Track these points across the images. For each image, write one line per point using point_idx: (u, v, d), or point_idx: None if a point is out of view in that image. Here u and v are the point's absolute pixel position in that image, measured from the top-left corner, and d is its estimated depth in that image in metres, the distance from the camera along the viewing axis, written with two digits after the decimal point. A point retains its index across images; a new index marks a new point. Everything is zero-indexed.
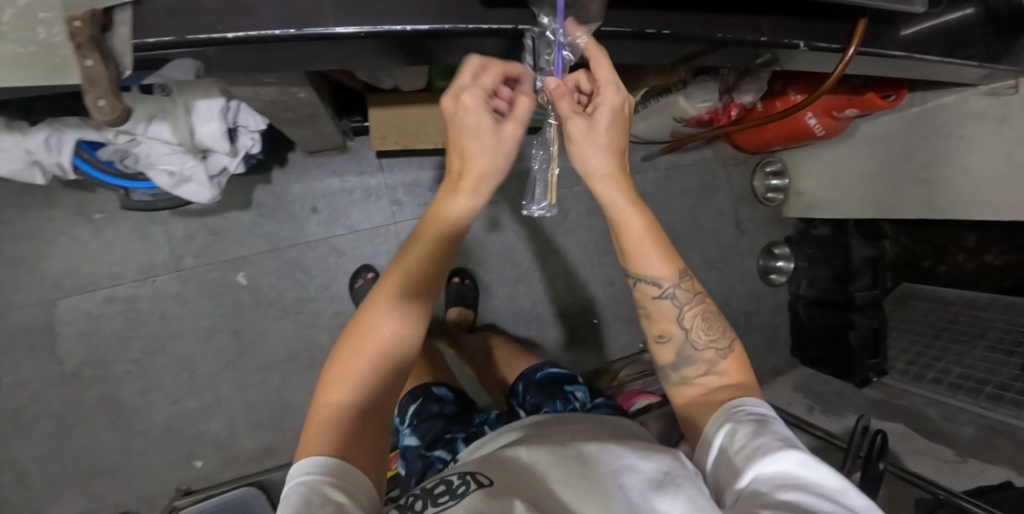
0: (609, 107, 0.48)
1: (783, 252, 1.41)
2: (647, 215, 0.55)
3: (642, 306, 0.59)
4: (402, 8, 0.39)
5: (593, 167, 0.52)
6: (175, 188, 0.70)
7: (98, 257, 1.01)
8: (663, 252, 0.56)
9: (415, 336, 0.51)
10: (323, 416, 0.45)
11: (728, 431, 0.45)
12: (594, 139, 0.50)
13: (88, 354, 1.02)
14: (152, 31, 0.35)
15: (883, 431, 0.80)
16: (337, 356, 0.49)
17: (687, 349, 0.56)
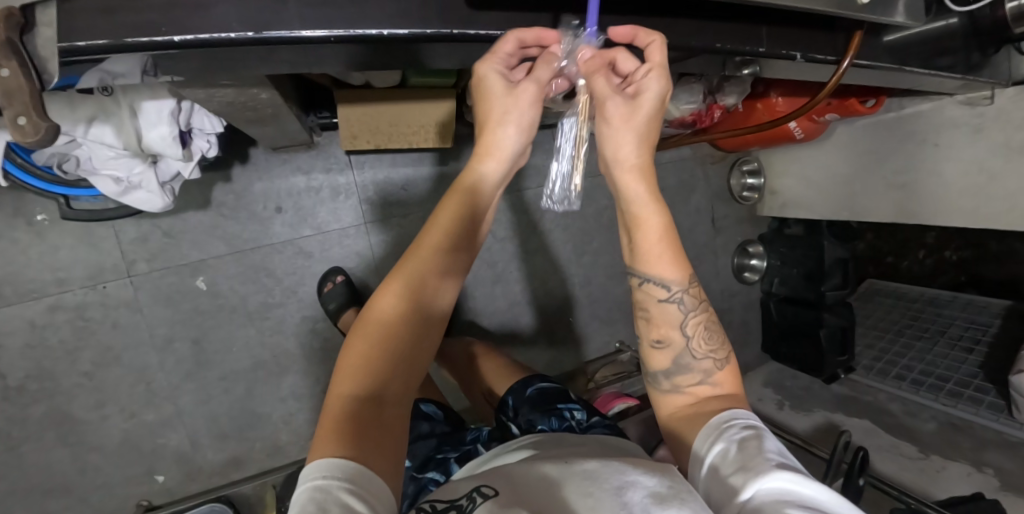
0: (651, 98, 0.47)
1: (757, 250, 1.43)
2: (665, 212, 0.53)
3: (642, 308, 0.56)
4: (378, 11, 0.35)
5: (625, 156, 0.51)
6: (122, 196, 0.65)
7: (41, 263, 0.93)
8: (674, 255, 0.54)
9: (434, 328, 0.49)
10: (335, 409, 0.42)
11: (722, 448, 0.44)
12: (629, 125, 0.49)
13: (32, 366, 0.94)
14: (82, 33, 0.31)
15: (864, 447, 0.81)
16: (351, 345, 0.47)
17: (685, 357, 0.54)
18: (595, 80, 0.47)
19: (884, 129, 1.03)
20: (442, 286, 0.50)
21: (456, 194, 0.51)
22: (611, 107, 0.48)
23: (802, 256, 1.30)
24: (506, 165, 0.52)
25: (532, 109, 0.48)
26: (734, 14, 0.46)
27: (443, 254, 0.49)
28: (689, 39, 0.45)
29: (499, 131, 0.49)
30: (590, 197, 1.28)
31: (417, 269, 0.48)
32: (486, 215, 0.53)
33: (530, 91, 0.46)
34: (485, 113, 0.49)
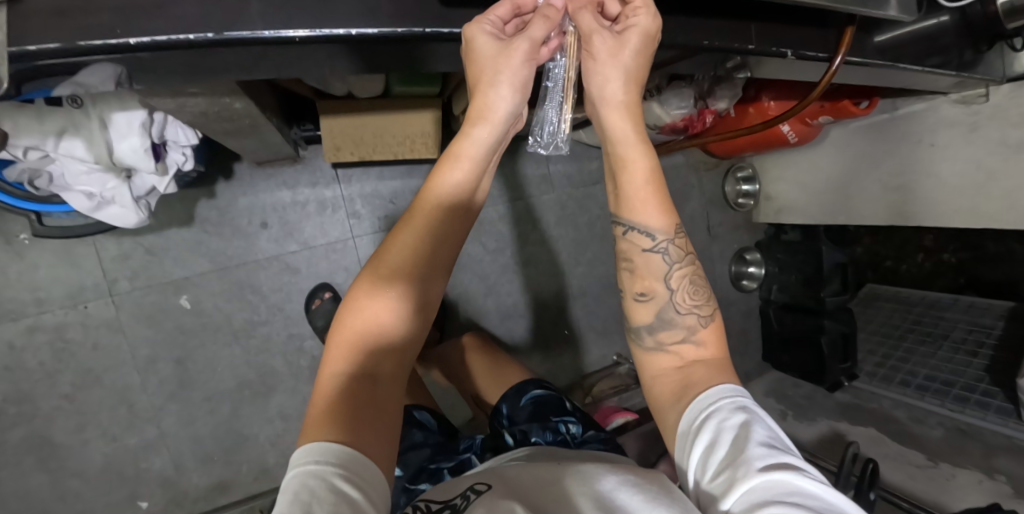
0: (639, 32, 0.41)
1: (754, 258, 1.41)
2: (653, 155, 0.49)
3: (625, 260, 0.52)
4: (346, 8, 0.34)
5: (611, 93, 0.48)
6: (95, 212, 0.63)
7: (19, 282, 0.90)
8: (660, 201, 0.51)
9: (429, 293, 0.47)
10: (328, 388, 0.40)
11: (708, 437, 0.38)
12: (618, 61, 0.44)
13: (10, 389, 0.91)
14: (30, 35, 0.30)
15: (873, 458, 0.79)
16: (342, 318, 0.44)
17: (668, 311, 0.51)
18: (584, 17, 0.44)
19: (878, 130, 1.03)
20: (439, 256, 0.47)
21: (453, 160, 0.47)
22: (600, 42, 0.44)
23: (801, 262, 1.29)
24: (501, 130, 0.48)
25: (524, 67, 0.44)
26: (722, 11, 0.45)
27: (438, 218, 0.46)
28: (673, 36, 0.44)
29: (491, 91, 0.45)
30: (583, 207, 1.26)
31: (405, 241, 0.45)
32: (484, 178, 0.51)
33: (523, 49, 0.42)
34: (474, 76, 0.44)
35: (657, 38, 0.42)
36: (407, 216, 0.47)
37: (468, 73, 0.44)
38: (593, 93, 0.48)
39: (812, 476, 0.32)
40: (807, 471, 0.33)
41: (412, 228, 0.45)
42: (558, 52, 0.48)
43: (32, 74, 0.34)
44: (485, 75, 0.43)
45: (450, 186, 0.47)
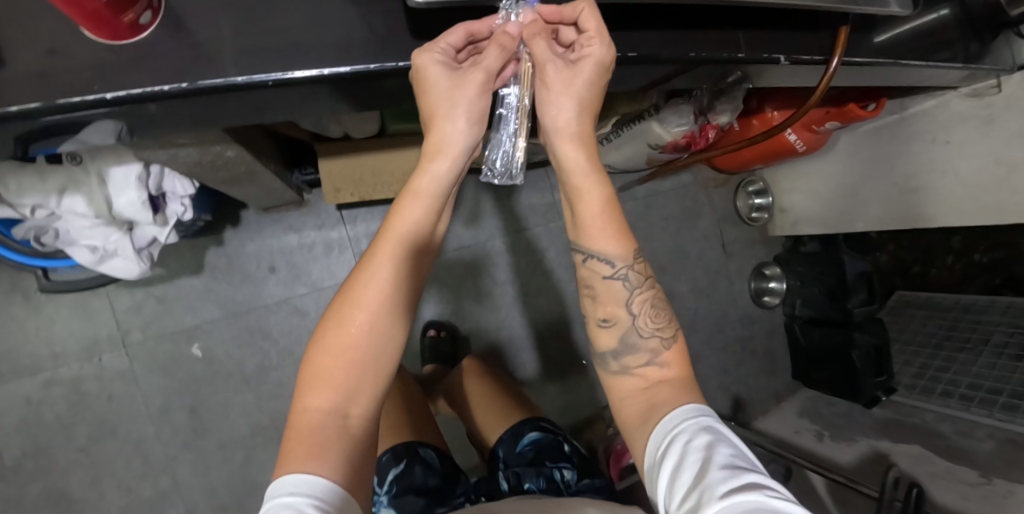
0: (594, 62, 0.39)
1: (774, 272, 1.36)
2: (608, 183, 0.47)
3: (586, 285, 0.50)
4: (317, 48, 0.35)
5: (563, 122, 0.45)
6: (99, 264, 0.64)
7: (36, 337, 0.92)
8: (616, 227, 0.48)
9: (399, 325, 0.44)
10: (303, 423, 0.39)
11: (675, 464, 0.36)
12: (572, 89, 0.42)
13: (28, 444, 0.91)
14: (16, 98, 0.31)
15: (917, 482, 0.70)
16: (311, 356, 0.42)
17: (631, 336, 0.48)
18: (537, 45, 0.40)
19: (889, 131, 1.00)
20: (408, 288, 0.45)
21: (411, 196, 0.45)
22: (552, 71, 0.42)
23: (822, 274, 1.23)
24: (460, 163, 0.46)
25: (481, 98, 0.42)
26: (704, 22, 0.44)
27: (399, 253, 0.43)
28: (658, 50, 0.42)
29: (448, 124, 0.43)
30: None
31: (369, 276, 0.43)
32: (446, 207, 0.48)
33: (478, 81, 0.40)
34: (428, 108, 0.41)
35: (612, 67, 0.40)
36: (368, 253, 0.44)
37: (422, 105, 0.41)
38: (546, 123, 0.46)
39: (776, 493, 0.29)
40: (771, 489, 0.30)
41: (378, 261, 0.43)
42: (513, 80, 0.45)
43: (32, 135, 0.36)
44: (440, 106, 0.41)
45: (409, 218, 0.44)
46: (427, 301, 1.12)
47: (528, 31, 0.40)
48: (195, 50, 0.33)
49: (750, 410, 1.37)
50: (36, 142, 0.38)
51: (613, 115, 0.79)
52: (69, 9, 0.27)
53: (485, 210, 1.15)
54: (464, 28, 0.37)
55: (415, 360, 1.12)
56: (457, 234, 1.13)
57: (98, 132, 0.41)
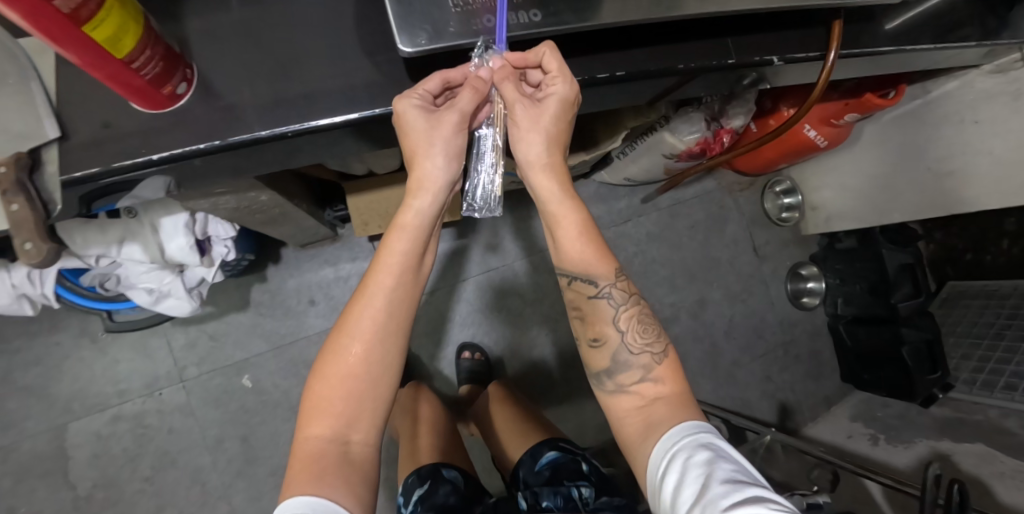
0: (558, 100, 0.41)
1: (811, 272, 1.32)
2: (584, 208, 0.48)
3: (574, 307, 0.51)
4: (331, 100, 0.39)
5: (535, 154, 0.46)
6: (156, 304, 0.70)
7: (104, 376, 1.01)
8: (595, 248, 0.49)
9: (395, 352, 0.46)
10: (306, 452, 0.42)
11: (677, 480, 0.37)
12: (539, 126, 0.44)
13: (100, 475, 0.99)
14: (79, 165, 0.37)
15: (958, 480, 0.56)
16: (312, 387, 0.45)
17: (621, 354, 0.49)
18: (505, 87, 0.41)
19: (914, 117, 0.96)
20: (402, 317, 0.46)
21: (398, 232, 0.46)
22: (521, 112, 0.43)
23: (862, 269, 1.17)
24: (441, 198, 0.46)
25: (457, 136, 0.43)
26: (692, 36, 0.46)
27: (389, 287, 0.45)
28: (646, 65, 0.44)
29: (427, 162, 0.43)
30: (616, 246, 1.23)
31: (361, 311, 0.45)
32: (432, 242, 0.49)
33: (452, 121, 0.41)
34: (408, 148, 0.42)
35: (576, 103, 0.42)
36: (360, 287, 0.46)
37: (404, 144, 0.42)
38: (518, 157, 0.47)
39: (777, 505, 0.30)
40: (772, 501, 0.31)
41: (368, 296, 0.45)
42: (487, 122, 0.47)
43: (103, 195, 0.42)
44: (417, 150, 0.42)
45: (392, 252, 0.45)
46: (458, 325, 1.15)
47: (498, 76, 0.40)
48: (225, 110, 0.38)
49: (799, 418, 1.31)
50: (100, 200, 0.45)
51: (620, 130, 0.79)
52: (120, 88, 0.33)
53: (504, 233, 1.17)
54: (440, 75, 0.39)
55: (451, 383, 1.15)
56: (481, 260, 1.16)
57: (150, 189, 0.47)
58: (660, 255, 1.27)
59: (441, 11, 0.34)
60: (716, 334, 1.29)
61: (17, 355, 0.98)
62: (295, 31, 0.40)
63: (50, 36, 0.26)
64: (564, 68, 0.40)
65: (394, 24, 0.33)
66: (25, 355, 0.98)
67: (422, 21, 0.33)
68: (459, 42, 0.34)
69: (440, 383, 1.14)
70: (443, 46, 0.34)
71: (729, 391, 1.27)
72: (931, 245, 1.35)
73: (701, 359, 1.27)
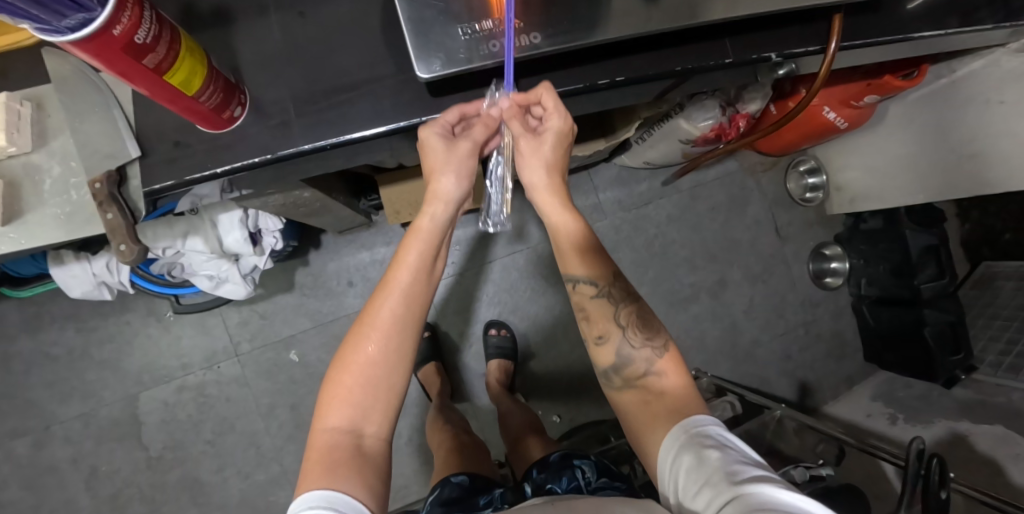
0: (554, 131, 0.49)
1: (835, 252, 1.30)
2: (581, 219, 0.55)
3: (579, 308, 0.57)
4: (362, 118, 0.44)
5: (531, 179, 0.54)
6: (216, 288, 0.79)
7: (169, 351, 1.13)
8: (590, 253, 0.55)
9: (408, 347, 0.49)
10: (322, 443, 0.45)
11: (691, 462, 0.41)
12: (539, 154, 0.52)
13: (168, 438, 1.12)
14: (156, 179, 0.44)
15: (939, 454, 0.57)
16: (331, 377, 0.48)
17: (624, 349, 0.53)
18: (511, 122, 0.48)
19: (940, 98, 0.94)
20: (415, 314, 0.50)
21: (414, 235, 0.51)
22: (522, 142, 0.51)
23: (885, 251, 1.16)
24: (453, 209, 0.53)
25: (469, 159, 0.50)
26: (689, 38, 0.49)
27: (408, 284, 0.50)
28: (645, 70, 0.47)
29: (441, 179, 0.50)
30: (637, 228, 1.26)
31: (378, 306, 0.49)
32: (444, 248, 0.54)
33: (466, 148, 0.48)
34: (427, 165, 0.49)
35: (570, 133, 0.51)
36: (378, 286, 0.50)
37: (423, 162, 0.49)
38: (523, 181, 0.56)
39: (785, 483, 0.35)
40: (777, 480, 0.36)
41: (388, 292, 0.49)
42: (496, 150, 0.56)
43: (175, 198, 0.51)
44: (434, 168, 0.49)
45: (411, 254, 0.50)
46: (486, 304, 1.22)
47: (507, 114, 0.47)
48: (275, 129, 0.44)
49: (819, 396, 1.32)
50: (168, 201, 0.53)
51: (635, 120, 0.82)
52: (188, 113, 0.39)
53: (528, 216, 1.22)
54: (458, 110, 0.47)
55: (479, 359, 1.22)
56: (505, 242, 1.22)
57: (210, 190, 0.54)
58: (680, 237, 1.28)
59: (452, 39, 0.38)
60: (736, 314, 1.31)
61: (95, 332, 1.11)
62: (333, 59, 0.45)
63: (125, 75, 0.32)
64: (561, 106, 0.47)
65: (413, 53, 0.38)
66: (101, 332, 1.11)
67: (437, 51, 0.38)
68: (470, 66, 0.39)
69: (469, 359, 1.21)
70: (455, 70, 0.39)
71: (749, 370, 1.30)
72: (967, 224, 1.32)
73: (721, 338, 1.29)
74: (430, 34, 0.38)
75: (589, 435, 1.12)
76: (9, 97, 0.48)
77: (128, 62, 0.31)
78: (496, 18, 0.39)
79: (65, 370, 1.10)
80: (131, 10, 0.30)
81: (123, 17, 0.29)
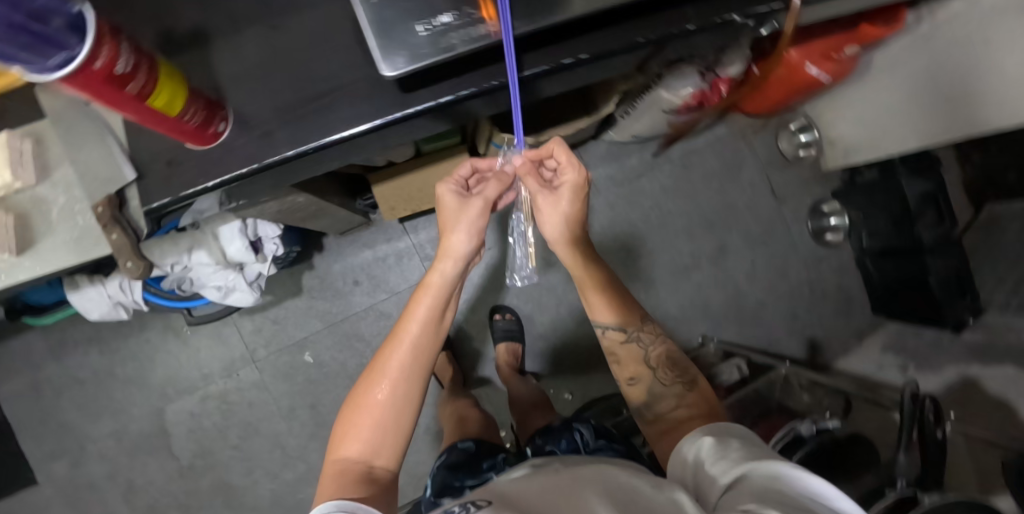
0: (570, 184, 0.57)
1: (834, 208, 1.29)
2: (609, 272, 0.64)
3: (612, 353, 0.64)
4: (341, 118, 0.45)
5: (552, 234, 0.61)
6: (225, 298, 0.82)
7: (189, 363, 1.17)
8: (616, 301, 0.63)
9: (416, 391, 0.51)
10: (334, 471, 0.47)
11: (707, 444, 0.44)
12: (559, 209, 0.59)
13: (197, 447, 1.16)
14: (154, 197, 0.46)
15: (932, 396, 0.59)
16: (344, 416, 0.50)
17: (654, 386, 0.59)
18: (526, 179, 0.59)
19: (922, 42, 0.91)
20: (425, 362, 0.52)
21: (424, 290, 0.54)
22: (540, 198, 0.59)
23: (884, 203, 1.14)
24: (462, 265, 0.56)
25: (481, 218, 0.57)
26: (650, 10, 0.49)
27: (417, 334, 0.52)
28: (608, 45, 0.48)
29: (453, 237, 0.56)
30: (633, 202, 1.27)
31: (388, 356, 0.51)
32: (454, 302, 0.57)
33: (478, 206, 0.57)
34: (443, 225, 0.57)
35: (585, 186, 0.58)
36: (388, 338, 0.53)
37: (440, 220, 0.58)
38: (546, 235, 0.62)
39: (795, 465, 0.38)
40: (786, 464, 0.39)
41: (398, 343, 0.52)
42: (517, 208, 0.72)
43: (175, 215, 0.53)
44: (449, 225, 0.57)
45: (421, 309, 0.53)
46: (490, 290, 1.23)
47: (520, 170, 0.59)
48: (260, 138, 0.46)
49: (829, 352, 1.33)
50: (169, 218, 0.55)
51: (613, 93, 0.82)
52: (173, 131, 0.41)
53: None
54: (469, 165, 0.61)
55: (488, 344, 1.24)
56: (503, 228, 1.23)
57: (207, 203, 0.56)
58: (676, 207, 1.29)
59: (413, 37, 0.39)
60: (739, 278, 1.31)
61: (117, 352, 1.15)
62: (309, 65, 0.46)
63: (111, 103, 0.34)
64: (573, 160, 0.56)
65: (376, 53, 0.39)
66: (122, 351, 1.15)
67: (399, 48, 0.39)
68: (432, 60, 0.39)
69: (479, 345, 1.24)
70: (419, 66, 0.39)
71: (756, 332, 1.31)
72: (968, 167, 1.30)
73: (726, 303, 1.30)
74: (392, 33, 0.39)
75: (602, 409, 1.14)
76: (9, 135, 0.50)
77: (113, 93, 0.33)
78: (454, 11, 0.39)
79: (93, 390, 1.15)
80: (109, 43, 0.31)
81: (102, 52, 0.31)
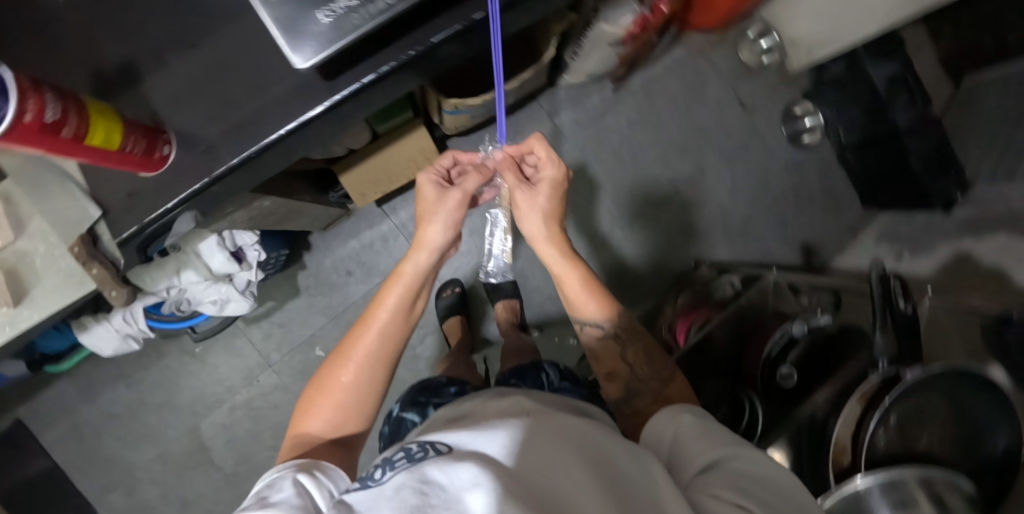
0: (550, 180, 0.60)
1: (804, 109, 1.29)
2: (585, 266, 0.59)
3: (590, 349, 0.61)
4: (274, 115, 0.46)
5: (532, 230, 0.60)
6: (222, 310, 0.85)
7: (210, 379, 1.21)
8: (598, 297, 0.58)
9: (380, 377, 0.53)
10: (295, 443, 0.49)
11: (687, 416, 0.42)
12: (536, 204, 0.59)
13: (237, 454, 1.22)
14: (122, 227, 0.48)
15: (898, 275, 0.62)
16: (309, 394, 0.53)
17: (632, 383, 0.56)
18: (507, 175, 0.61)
19: None
20: (390, 350, 0.54)
21: (396, 278, 0.56)
22: (519, 194, 0.60)
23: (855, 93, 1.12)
24: (437, 257, 0.57)
25: (458, 211, 0.57)
26: None
27: (383, 322, 0.54)
28: None
29: (429, 227, 0.56)
30: (604, 142, 1.26)
31: (354, 343, 0.53)
32: (425, 292, 0.58)
33: (455, 198, 0.57)
34: (419, 217, 0.58)
35: (563, 185, 0.60)
36: (356, 326, 0.55)
37: (417, 211, 0.59)
38: (524, 229, 0.61)
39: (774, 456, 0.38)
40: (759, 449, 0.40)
41: (367, 329, 0.54)
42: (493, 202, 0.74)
43: (156, 241, 0.55)
44: (424, 218, 0.57)
45: (390, 297, 0.55)
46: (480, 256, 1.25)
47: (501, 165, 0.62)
48: (208, 152, 0.47)
49: (824, 252, 1.35)
50: (152, 248, 0.57)
51: (553, 35, 0.80)
52: (129, 165, 0.45)
53: None
54: (451, 155, 0.63)
55: (489, 307, 1.27)
56: None
57: (182, 224, 0.56)
58: (648, 138, 1.28)
59: (316, 24, 0.39)
60: (723, 198, 1.31)
61: (141, 382, 1.20)
62: (229, 67, 0.46)
63: (60, 149, 0.39)
64: (552, 157, 0.59)
65: (285, 45, 0.39)
66: (146, 381, 1.20)
67: (305, 36, 0.39)
68: (337, 44, 0.40)
69: (480, 309, 1.27)
70: (327, 53, 0.40)
71: (748, 247, 1.33)
72: None
73: (714, 224, 1.31)
74: (294, 23, 0.39)
75: None
76: None
77: (51, 140, 0.37)
78: None
79: (128, 422, 1.20)
80: (33, 96, 0.35)
81: (29, 104, 0.35)
